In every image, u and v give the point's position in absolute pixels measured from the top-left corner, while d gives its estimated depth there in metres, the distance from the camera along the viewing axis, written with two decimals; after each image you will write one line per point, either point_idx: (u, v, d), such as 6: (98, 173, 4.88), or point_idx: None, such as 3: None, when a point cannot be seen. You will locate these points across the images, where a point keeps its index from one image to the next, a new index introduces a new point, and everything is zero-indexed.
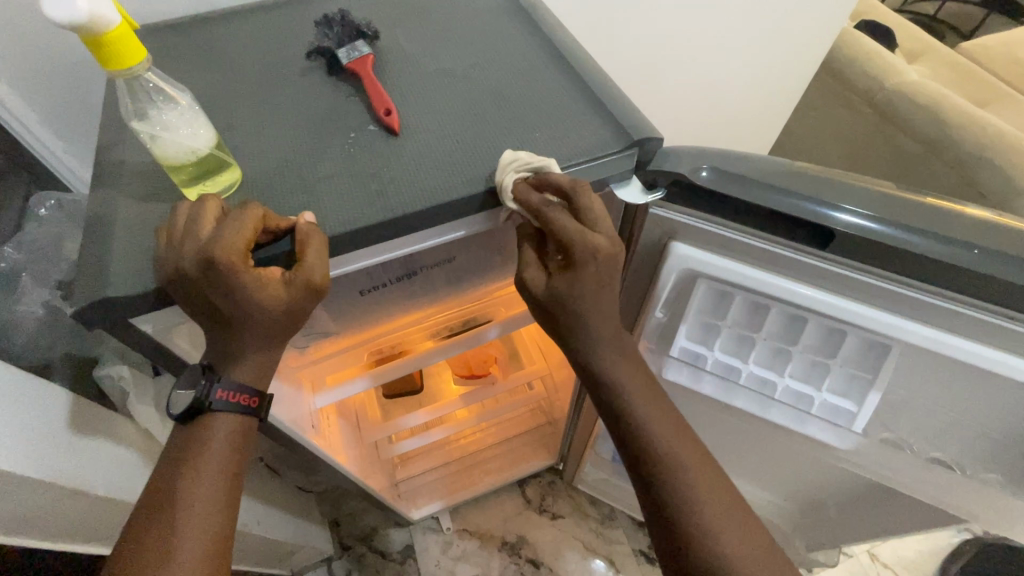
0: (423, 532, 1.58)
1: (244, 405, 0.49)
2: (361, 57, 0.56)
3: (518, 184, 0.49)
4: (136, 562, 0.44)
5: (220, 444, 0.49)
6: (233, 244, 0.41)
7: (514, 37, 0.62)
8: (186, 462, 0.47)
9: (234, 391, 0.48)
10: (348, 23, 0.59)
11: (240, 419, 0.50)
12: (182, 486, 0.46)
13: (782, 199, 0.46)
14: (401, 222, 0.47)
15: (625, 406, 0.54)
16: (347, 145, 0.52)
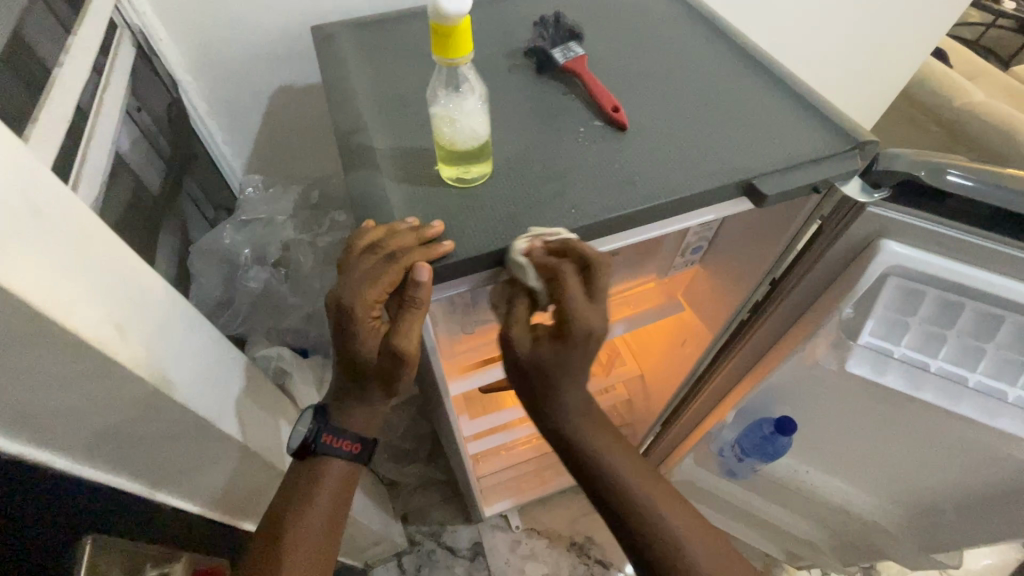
0: (492, 530, 1.59)
1: (347, 449, 0.60)
2: (577, 57, 0.60)
3: (756, 180, 0.52)
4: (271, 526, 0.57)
5: (330, 490, 0.59)
6: (365, 299, 0.47)
7: (705, 44, 0.65)
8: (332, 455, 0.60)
9: (338, 436, 0.59)
10: (560, 25, 0.62)
11: (349, 464, 0.61)
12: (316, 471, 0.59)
13: (939, 172, 0.49)
14: (652, 209, 0.50)
15: (593, 467, 0.59)
16: (578, 139, 0.55)
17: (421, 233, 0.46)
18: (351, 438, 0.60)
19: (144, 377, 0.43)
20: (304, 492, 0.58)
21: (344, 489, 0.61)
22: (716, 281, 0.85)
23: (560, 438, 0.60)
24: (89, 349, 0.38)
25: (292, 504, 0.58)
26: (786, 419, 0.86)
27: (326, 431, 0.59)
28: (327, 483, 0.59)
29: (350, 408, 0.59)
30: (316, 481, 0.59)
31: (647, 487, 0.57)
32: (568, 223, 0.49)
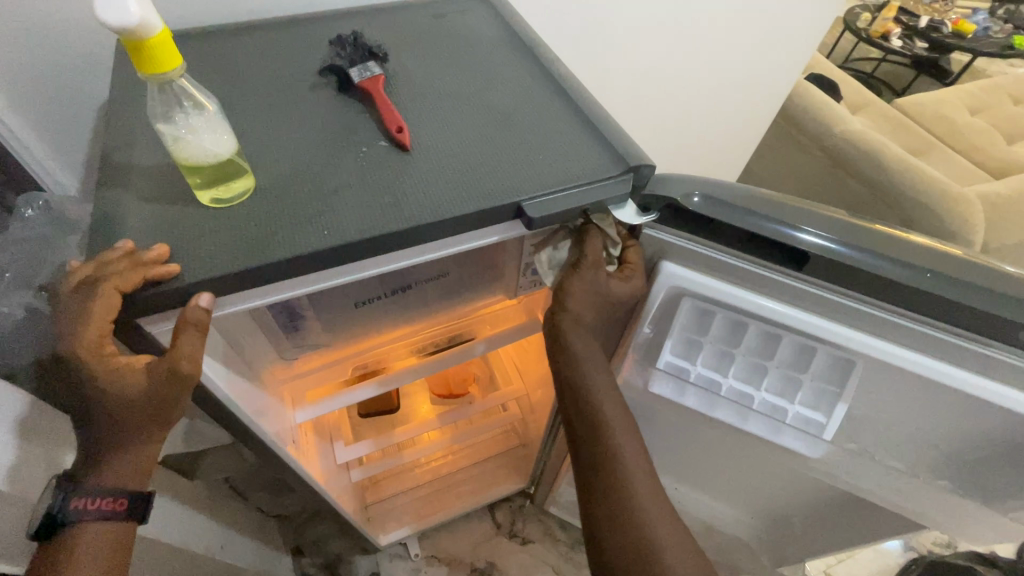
0: (390, 559, 1.53)
1: (108, 509, 0.49)
2: (372, 77, 0.59)
3: (525, 203, 0.52)
4: None
5: (87, 562, 0.50)
6: (91, 345, 0.43)
7: (516, 68, 0.66)
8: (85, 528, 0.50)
9: (90, 498, 0.49)
10: (360, 44, 0.62)
11: (116, 522, 0.51)
12: (65, 555, 0.49)
13: (758, 221, 0.51)
14: (413, 232, 0.50)
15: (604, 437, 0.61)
16: (358, 159, 0.54)
17: (135, 257, 0.43)
18: (106, 494, 0.49)
19: None
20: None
21: (116, 551, 0.52)
22: None
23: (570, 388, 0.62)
24: None
25: None
26: None
27: (78, 493, 0.48)
28: (80, 556, 0.49)
29: (117, 458, 0.49)
30: (72, 554, 0.49)
31: (643, 477, 0.61)
32: (322, 244, 0.47)
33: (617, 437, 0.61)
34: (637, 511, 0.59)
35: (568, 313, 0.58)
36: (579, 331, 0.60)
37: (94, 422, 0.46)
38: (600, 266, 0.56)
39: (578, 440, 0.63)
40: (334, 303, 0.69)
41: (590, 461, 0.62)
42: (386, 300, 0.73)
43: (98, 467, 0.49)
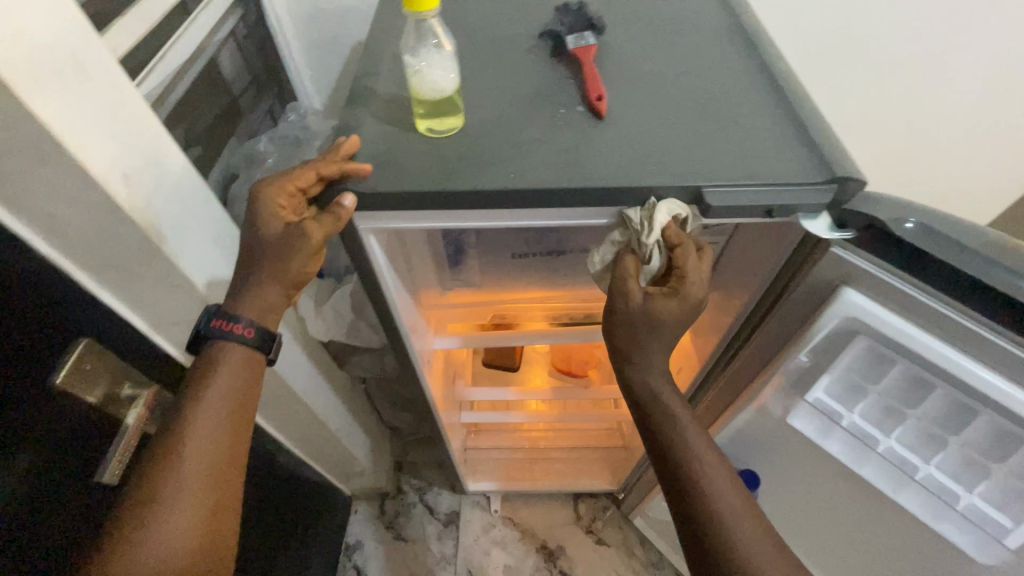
0: (472, 505, 1.63)
1: (243, 334, 0.58)
2: (586, 45, 0.62)
3: (705, 189, 0.51)
4: (158, 441, 0.54)
5: (226, 381, 0.57)
6: (273, 191, 0.56)
7: (731, 56, 0.64)
8: (222, 360, 0.58)
9: (228, 321, 0.58)
10: (583, 13, 0.65)
11: (247, 351, 0.59)
12: (206, 378, 0.57)
13: (1007, 273, 0.42)
14: (588, 194, 0.52)
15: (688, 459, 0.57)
16: (554, 118, 0.58)
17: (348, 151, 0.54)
18: (244, 322, 0.58)
19: (136, 221, 0.54)
20: (196, 390, 0.56)
21: (248, 378, 0.59)
22: (712, 308, 0.82)
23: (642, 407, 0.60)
24: (93, 181, 0.49)
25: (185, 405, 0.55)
26: (748, 474, 0.81)
27: (219, 315, 0.58)
28: (222, 376, 0.57)
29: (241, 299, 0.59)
30: (211, 367, 0.57)
31: (735, 496, 0.56)
32: (507, 185, 0.52)
33: (704, 451, 0.57)
34: (732, 541, 0.54)
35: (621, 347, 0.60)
36: (639, 348, 0.58)
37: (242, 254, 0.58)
38: (633, 292, 0.55)
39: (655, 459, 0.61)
40: (494, 249, 0.75)
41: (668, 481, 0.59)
42: (538, 259, 0.77)
43: (235, 298, 0.59)
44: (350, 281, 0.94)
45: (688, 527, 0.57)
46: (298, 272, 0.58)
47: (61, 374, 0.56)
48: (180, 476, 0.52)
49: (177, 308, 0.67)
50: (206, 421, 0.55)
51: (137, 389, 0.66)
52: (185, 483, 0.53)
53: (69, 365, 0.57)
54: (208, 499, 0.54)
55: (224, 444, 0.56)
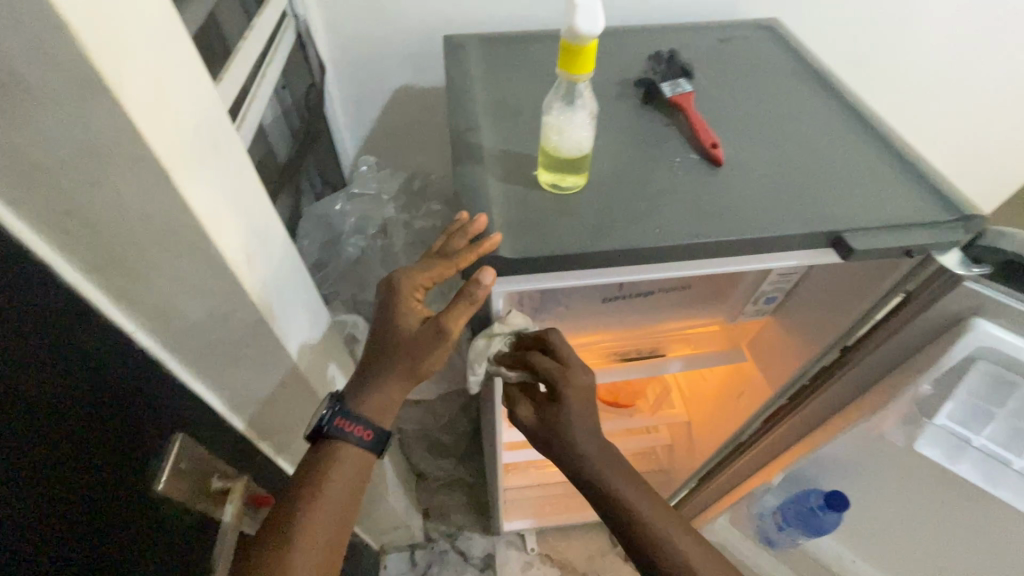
0: (507, 546, 1.58)
1: (361, 436, 0.55)
2: (684, 93, 0.63)
3: (845, 233, 0.52)
4: (268, 550, 0.51)
5: (341, 482, 0.54)
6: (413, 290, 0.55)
7: (814, 100, 0.67)
8: (341, 461, 0.54)
9: (349, 420, 0.54)
10: (675, 63, 0.67)
11: (362, 451, 0.56)
12: (324, 480, 0.53)
13: None
14: (732, 243, 0.52)
15: (639, 526, 0.63)
16: (673, 168, 0.58)
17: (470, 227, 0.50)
18: (361, 420, 0.54)
19: (256, 303, 0.49)
20: (313, 493, 0.52)
21: (361, 478, 0.56)
22: (786, 336, 0.83)
23: (608, 509, 0.65)
24: (224, 266, 0.44)
25: (300, 511, 0.52)
26: (836, 494, 0.82)
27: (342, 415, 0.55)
28: (339, 479, 0.54)
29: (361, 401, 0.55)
30: (328, 465, 0.54)
31: (714, 562, 0.61)
32: (653, 240, 0.51)
33: (675, 528, 0.63)
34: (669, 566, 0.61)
35: (556, 449, 0.68)
36: (592, 440, 0.67)
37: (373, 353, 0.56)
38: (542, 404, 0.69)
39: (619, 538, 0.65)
40: (585, 295, 0.73)
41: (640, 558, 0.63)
42: (625, 301, 0.76)
43: (358, 395, 0.55)
44: None
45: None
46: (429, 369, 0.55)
47: (162, 480, 0.50)
48: (286, 574, 0.50)
49: (264, 387, 0.62)
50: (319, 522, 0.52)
51: (226, 482, 0.60)
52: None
53: (168, 467, 0.51)
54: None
55: (330, 544, 0.53)
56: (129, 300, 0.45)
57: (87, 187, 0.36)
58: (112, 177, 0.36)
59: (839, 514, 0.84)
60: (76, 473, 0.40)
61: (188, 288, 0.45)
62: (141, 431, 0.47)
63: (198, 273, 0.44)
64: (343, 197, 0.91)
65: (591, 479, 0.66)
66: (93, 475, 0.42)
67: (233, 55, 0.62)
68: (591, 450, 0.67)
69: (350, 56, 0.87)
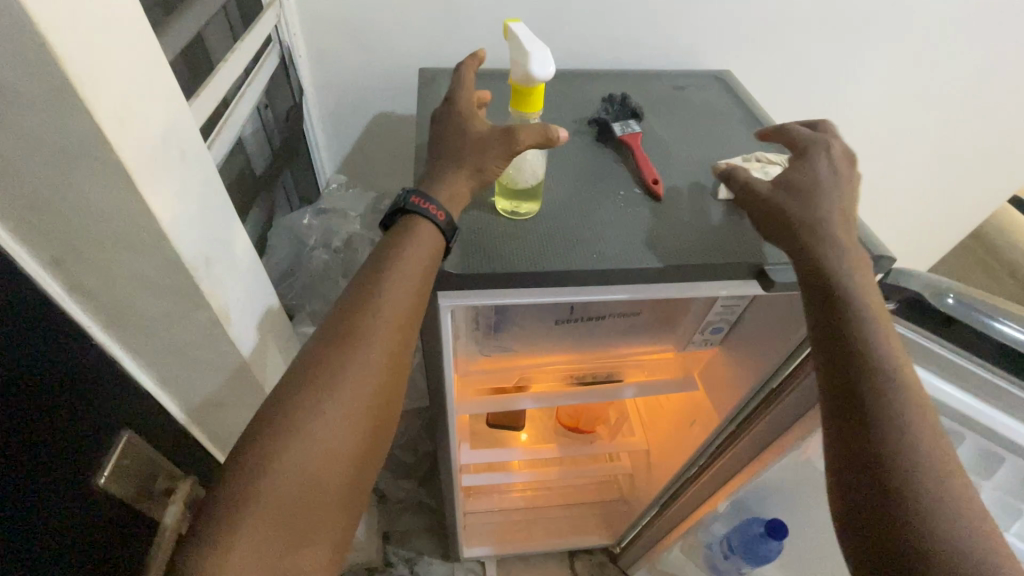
0: (466, 573, 1.56)
1: (433, 216, 0.52)
2: (633, 132, 0.69)
3: (769, 266, 0.57)
4: (320, 364, 0.47)
5: (405, 267, 0.50)
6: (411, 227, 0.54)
7: (753, 147, 0.73)
8: (406, 234, 0.51)
9: (425, 200, 0.53)
10: (626, 105, 0.73)
11: (435, 235, 0.52)
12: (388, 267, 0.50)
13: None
14: (665, 271, 0.56)
15: (882, 394, 0.45)
16: (618, 199, 0.63)
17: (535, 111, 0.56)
18: (435, 206, 0.53)
19: (213, 305, 0.51)
20: (376, 275, 0.50)
21: (417, 290, 0.50)
22: (734, 365, 0.87)
23: (852, 373, 0.47)
24: (183, 267, 0.47)
25: (357, 311, 0.48)
26: (777, 522, 0.85)
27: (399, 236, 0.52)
28: (413, 243, 0.51)
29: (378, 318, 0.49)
30: (403, 235, 0.52)
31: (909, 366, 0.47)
32: (593, 263, 0.55)
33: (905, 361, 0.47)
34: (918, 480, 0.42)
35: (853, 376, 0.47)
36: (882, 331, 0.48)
37: (441, 158, 0.56)
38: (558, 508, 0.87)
39: (838, 417, 0.47)
40: (539, 316, 0.77)
41: (861, 425, 0.45)
42: (578, 324, 0.80)
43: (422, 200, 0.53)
44: None
45: (869, 463, 0.44)
46: (496, 166, 0.54)
47: (104, 474, 0.52)
48: (320, 408, 0.46)
49: (219, 391, 0.63)
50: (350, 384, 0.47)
51: (172, 482, 0.61)
52: (320, 417, 0.45)
53: (113, 462, 0.53)
54: (342, 443, 0.46)
55: (369, 387, 0.48)
56: (87, 295, 0.48)
57: (56, 185, 0.39)
58: (81, 177, 0.39)
59: (780, 542, 0.86)
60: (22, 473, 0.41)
61: (146, 286, 0.48)
62: (87, 423, 0.49)
63: (157, 273, 0.47)
64: (310, 212, 0.94)
65: (867, 368, 0.46)
66: (38, 472, 0.43)
67: (215, 74, 0.66)
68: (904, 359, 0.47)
69: (331, 82, 0.93)
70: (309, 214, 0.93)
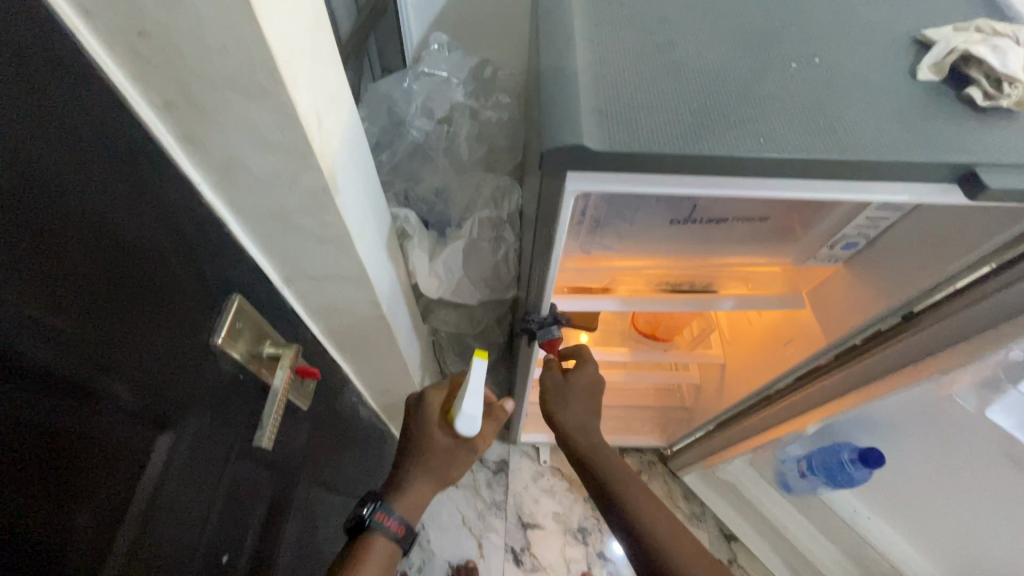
0: (521, 455, 1.67)
1: (394, 528, 0.79)
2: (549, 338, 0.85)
3: (981, 165, 0.45)
4: (398, 472, 0.87)
5: (402, 505, 0.83)
6: (437, 391, 0.91)
7: (966, 12, 0.57)
8: (435, 392, 0.91)
9: (387, 516, 0.79)
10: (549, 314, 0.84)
11: (441, 442, 0.86)
12: (433, 394, 0.91)
13: None
14: (847, 165, 0.46)
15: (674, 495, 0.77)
16: (787, 74, 0.51)
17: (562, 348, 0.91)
18: (395, 518, 0.81)
19: (322, 166, 0.47)
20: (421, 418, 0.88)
21: (440, 445, 0.86)
22: (857, 285, 0.77)
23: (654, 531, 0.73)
24: (294, 119, 0.41)
25: (432, 392, 0.91)
26: (870, 450, 0.81)
27: (381, 509, 0.80)
28: (432, 408, 0.88)
29: (399, 494, 0.84)
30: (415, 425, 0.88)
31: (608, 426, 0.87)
32: (757, 148, 0.45)
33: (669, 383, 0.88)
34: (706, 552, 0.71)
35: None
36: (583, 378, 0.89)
37: (416, 460, 0.86)
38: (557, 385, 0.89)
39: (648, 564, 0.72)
40: (652, 212, 0.69)
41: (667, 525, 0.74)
42: (695, 226, 0.71)
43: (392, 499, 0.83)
44: (460, 236, 0.86)
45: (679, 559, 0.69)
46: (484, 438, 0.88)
47: (221, 335, 0.53)
48: (368, 544, 0.77)
49: (318, 263, 0.61)
50: (379, 547, 0.77)
51: (277, 347, 0.63)
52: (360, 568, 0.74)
53: (227, 323, 0.53)
54: None
55: (436, 466, 0.86)
56: (195, 147, 0.44)
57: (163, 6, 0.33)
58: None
59: (869, 470, 0.83)
60: (125, 324, 0.40)
61: (254, 141, 0.43)
62: (199, 281, 0.48)
63: (270, 128, 0.42)
64: (412, 74, 0.87)
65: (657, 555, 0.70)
66: (144, 324, 0.42)
67: None
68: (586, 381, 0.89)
69: None
70: (408, 77, 0.86)
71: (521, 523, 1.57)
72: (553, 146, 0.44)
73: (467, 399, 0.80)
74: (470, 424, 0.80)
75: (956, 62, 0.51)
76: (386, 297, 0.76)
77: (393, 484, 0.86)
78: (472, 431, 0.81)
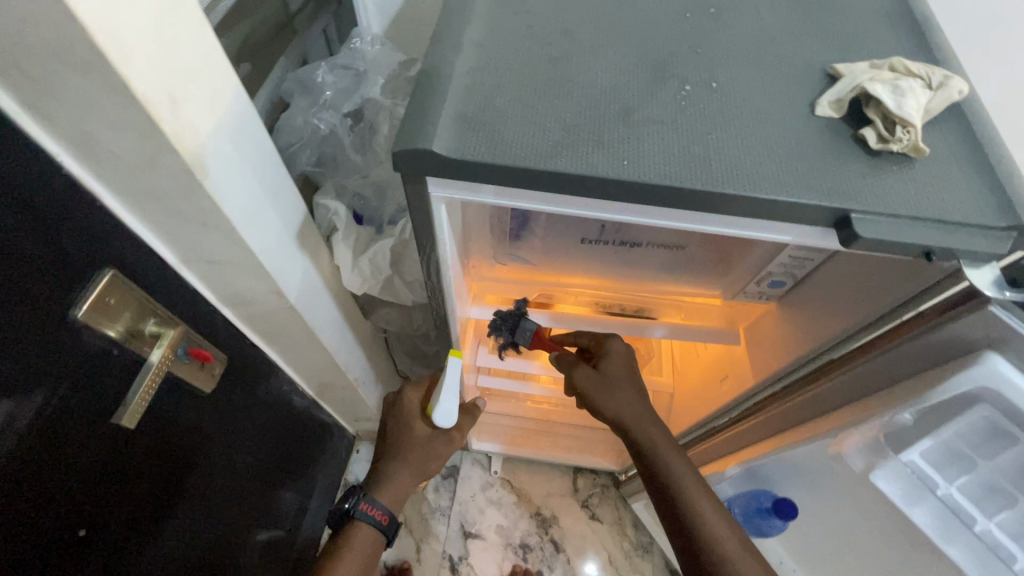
0: (473, 463, 1.65)
1: (377, 516, 0.79)
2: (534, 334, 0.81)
3: (855, 213, 0.43)
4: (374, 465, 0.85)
5: (386, 497, 0.81)
6: (415, 386, 0.88)
7: (894, 51, 0.54)
8: (413, 385, 0.87)
9: (370, 505, 0.79)
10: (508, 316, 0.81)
11: (419, 434, 0.84)
12: (411, 389, 0.87)
13: None
14: (712, 197, 0.43)
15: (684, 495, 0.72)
16: (677, 97, 0.48)
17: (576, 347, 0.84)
18: (378, 507, 0.79)
19: (180, 150, 0.46)
20: (399, 413, 0.85)
21: (424, 439, 0.84)
22: (783, 326, 0.74)
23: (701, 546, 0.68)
24: (136, 101, 0.41)
25: (410, 387, 0.87)
26: (786, 502, 0.78)
27: (360, 501, 0.79)
28: (412, 403, 0.85)
29: (380, 488, 0.82)
30: (394, 420, 0.85)
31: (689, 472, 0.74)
32: (617, 172, 0.43)
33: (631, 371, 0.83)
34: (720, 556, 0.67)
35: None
36: (615, 366, 0.82)
37: (395, 454, 0.83)
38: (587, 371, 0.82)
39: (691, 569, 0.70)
40: (564, 229, 0.67)
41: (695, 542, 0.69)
42: (610, 248, 0.69)
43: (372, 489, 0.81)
44: (391, 234, 0.85)
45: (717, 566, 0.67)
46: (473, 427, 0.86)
47: (83, 308, 0.51)
48: (352, 533, 0.77)
49: (209, 245, 0.61)
50: (362, 536, 0.78)
51: (161, 327, 0.62)
52: (347, 555, 0.75)
53: (93, 296, 0.52)
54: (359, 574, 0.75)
55: (419, 460, 0.83)
56: (46, 116, 0.44)
57: None
58: None
59: (784, 523, 0.79)
60: None
61: (100, 116, 0.43)
62: (57, 252, 0.47)
63: (113, 106, 0.41)
64: (325, 65, 0.83)
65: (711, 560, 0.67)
66: None
67: None
68: (626, 377, 0.81)
69: None
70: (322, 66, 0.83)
71: (462, 532, 1.54)
72: (404, 149, 0.43)
73: (447, 393, 0.77)
74: (444, 416, 0.77)
75: (858, 101, 0.48)
76: (299, 288, 0.75)
77: (371, 477, 0.84)
78: (449, 422, 0.78)
